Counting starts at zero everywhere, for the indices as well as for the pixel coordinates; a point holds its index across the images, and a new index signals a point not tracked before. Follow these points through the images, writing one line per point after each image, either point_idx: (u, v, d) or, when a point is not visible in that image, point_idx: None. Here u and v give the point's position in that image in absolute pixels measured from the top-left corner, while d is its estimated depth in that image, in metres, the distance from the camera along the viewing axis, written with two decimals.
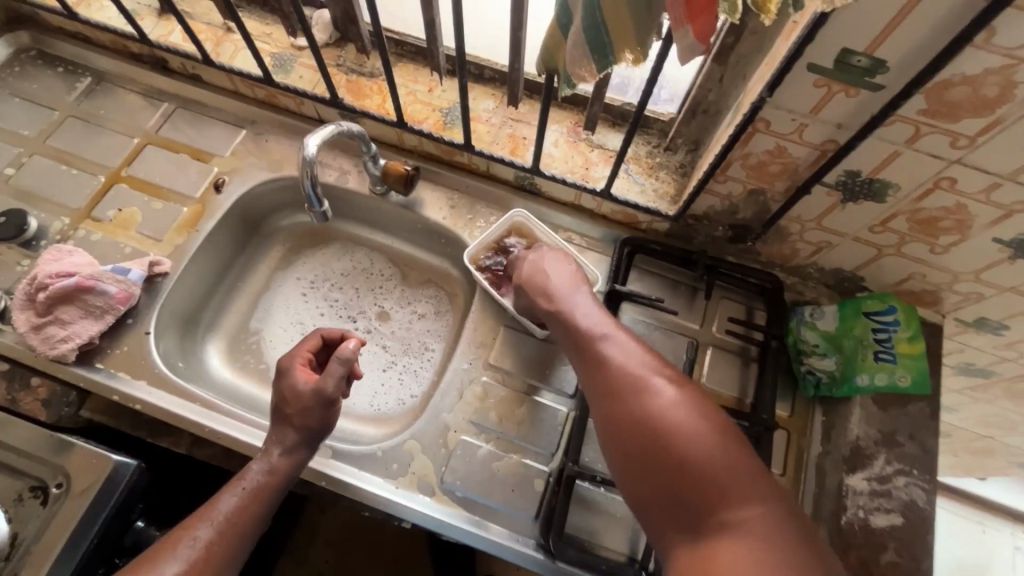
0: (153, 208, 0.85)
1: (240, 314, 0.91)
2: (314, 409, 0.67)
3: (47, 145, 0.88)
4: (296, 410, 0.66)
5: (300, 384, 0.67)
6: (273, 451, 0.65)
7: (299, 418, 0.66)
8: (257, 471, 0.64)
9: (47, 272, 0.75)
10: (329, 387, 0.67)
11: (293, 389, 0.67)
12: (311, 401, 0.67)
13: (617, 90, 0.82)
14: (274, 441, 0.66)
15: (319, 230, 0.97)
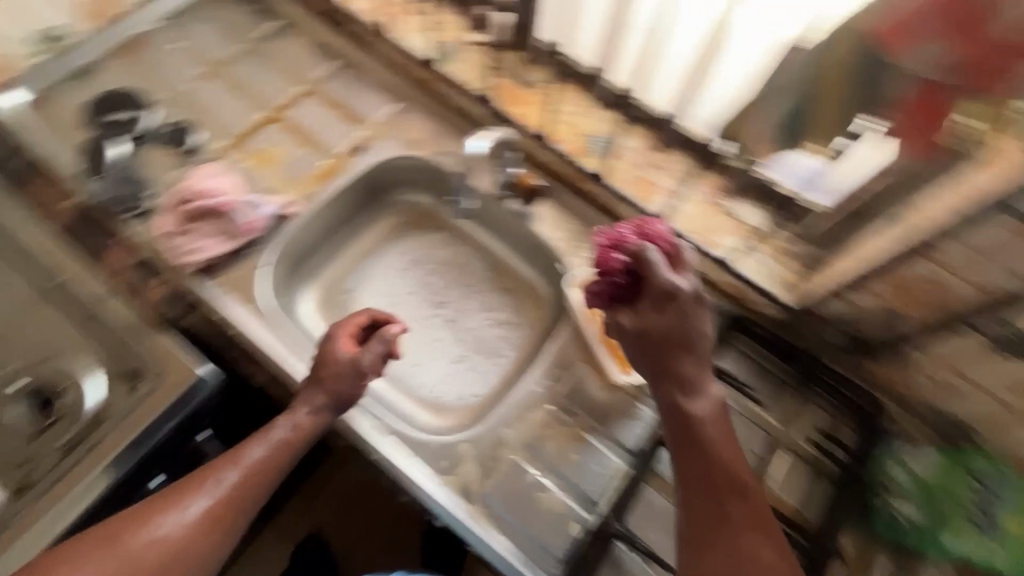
0: (296, 153, 0.92)
1: (339, 270, 0.95)
2: (347, 378, 0.68)
3: (224, 73, 0.96)
4: (330, 374, 0.68)
5: (337, 357, 0.69)
6: (299, 410, 0.67)
7: (331, 383, 0.68)
8: (283, 428, 0.65)
9: (199, 188, 0.82)
10: (365, 360, 0.69)
11: (333, 355, 0.69)
12: (346, 372, 0.69)
13: (762, 168, 0.75)
14: (303, 400, 0.67)
15: (430, 212, 1.00)
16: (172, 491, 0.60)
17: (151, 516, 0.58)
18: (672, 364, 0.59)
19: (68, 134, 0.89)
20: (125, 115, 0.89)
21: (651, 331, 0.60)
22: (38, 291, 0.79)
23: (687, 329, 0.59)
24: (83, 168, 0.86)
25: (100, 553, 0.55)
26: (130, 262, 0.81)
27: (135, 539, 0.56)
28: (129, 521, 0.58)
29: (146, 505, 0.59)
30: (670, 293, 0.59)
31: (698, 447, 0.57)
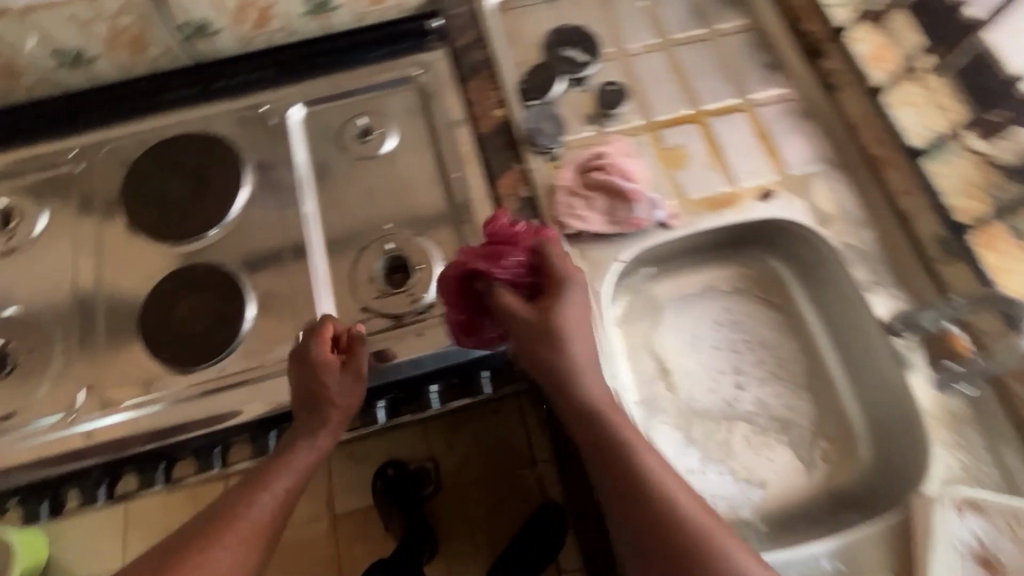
0: (704, 166, 0.85)
1: (663, 293, 0.89)
2: (351, 394, 0.69)
3: (674, 52, 0.92)
4: (336, 389, 0.68)
5: (336, 376, 0.68)
6: (319, 424, 0.67)
7: (338, 392, 0.68)
8: (314, 433, 0.66)
9: (619, 163, 0.78)
10: (317, 349, 0.68)
11: (326, 390, 0.67)
12: (301, 358, 0.68)
13: None
14: (314, 419, 0.67)
15: (780, 287, 0.88)
16: (230, 495, 0.61)
17: (238, 514, 0.59)
18: (621, 440, 0.59)
19: (519, 46, 0.93)
20: (576, 54, 0.88)
21: (531, 335, 0.64)
22: (435, 174, 0.85)
23: (572, 385, 0.62)
24: (519, 85, 0.88)
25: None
26: (517, 193, 0.81)
27: (209, 560, 0.55)
28: (205, 535, 0.57)
29: (196, 530, 0.58)
30: (542, 308, 0.64)
31: (632, 494, 0.56)
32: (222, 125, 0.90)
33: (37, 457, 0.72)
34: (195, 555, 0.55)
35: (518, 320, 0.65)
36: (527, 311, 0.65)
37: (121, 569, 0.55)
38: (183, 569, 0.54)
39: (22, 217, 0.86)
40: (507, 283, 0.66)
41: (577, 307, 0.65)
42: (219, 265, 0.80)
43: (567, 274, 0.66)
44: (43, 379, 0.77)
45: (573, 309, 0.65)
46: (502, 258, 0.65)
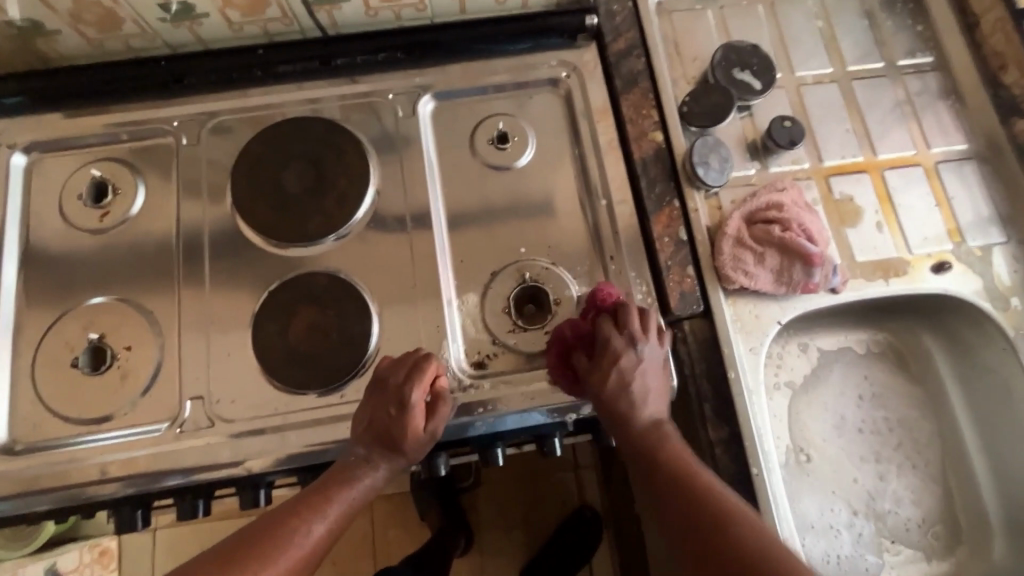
0: (876, 223, 0.77)
1: (801, 357, 0.85)
2: (421, 446, 0.64)
3: (850, 85, 0.83)
4: (411, 441, 0.64)
5: (417, 430, 0.64)
6: (378, 466, 0.64)
7: (411, 443, 0.64)
8: (370, 477, 0.64)
9: (799, 220, 0.71)
10: (414, 396, 0.63)
11: (410, 428, 0.63)
12: (378, 385, 0.65)
13: None
14: (382, 457, 0.64)
15: (915, 359, 0.86)
16: (272, 520, 0.59)
17: (280, 542, 0.58)
18: (682, 466, 0.59)
19: (679, 57, 0.83)
20: (749, 79, 0.78)
21: (645, 448, 0.61)
22: (581, 198, 0.76)
23: (661, 440, 0.61)
24: (680, 106, 0.79)
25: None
26: (673, 234, 0.73)
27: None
28: (246, 561, 0.56)
29: (234, 548, 0.57)
30: (659, 423, 0.63)
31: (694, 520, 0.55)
32: (342, 110, 0.81)
33: (146, 469, 0.67)
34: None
35: (623, 408, 0.62)
36: (643, 421, 0.63)
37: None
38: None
39: (116, 191, 0.77)
40: (638, 373, 0.63)
41: (661, 403, 0.64)
42: (339, 274, 0.73)
43: (660, 364, 0.65)
44: (143, 381, 0.71)
45: (652, 379, 0.63)
46: (634, 323, 0.64)
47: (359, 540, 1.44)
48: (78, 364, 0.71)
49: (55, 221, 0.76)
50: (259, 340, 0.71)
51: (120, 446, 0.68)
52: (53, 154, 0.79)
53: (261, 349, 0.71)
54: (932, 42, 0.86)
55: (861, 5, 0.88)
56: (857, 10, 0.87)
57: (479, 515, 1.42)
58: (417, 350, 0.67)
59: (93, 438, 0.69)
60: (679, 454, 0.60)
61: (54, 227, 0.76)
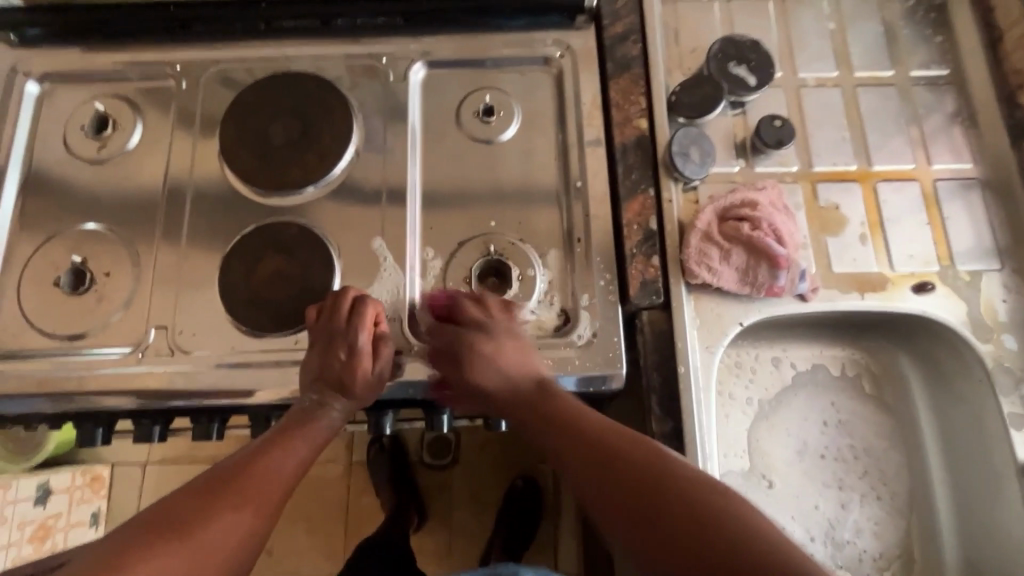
0: (860, 235, 0.74)
1: (773, 372, 0.82)
2: (371, 390, 0.66)
3: (854, 92, 0.80)
4: (361, 384, 0.65)
5: (365, 372, 0.65)
6: (337, 403, 0.64)
7: (361, 384, 0.65)
8: (335, 414, 0.64)
9: (771, 220, 0.69)
10: (360, 340, 0.65)
11: (358, 371, 0.65)
12: (325, 332, 0.66)
13: None
14: (337, 397, 0.64)
15: (893, 386, 0.83)
16: (241, 457, 0.57)
17: (259, 474, 0.55)
18: (570, 412, 0.60)
19: (677, 48, 0.81)
20: (744, 74, 0.77)
21: (532, 399, 0.63)
22: (556, 178, 0.76)
23: (548, 398, 0.62)
24: (670, 96, 0.78)
25: (165, 549, 0.46)
26: (643, 223, 0.72)
27: (228, 513, 0.50)
28: (223, 494, 0.52)
29: (202, 487, 0.52)
30: (542, 382, 0.65)
31: (601, 467, 0.54)
32: (337, 69, 0.82)
33: (106, 387, 0.70)
34: (230, 508, 0.51)
35: (504, 379, 0.66)
36: (525, 380, 0.65)
37: (121, 528, 0.48)
38: (199, 518, 0.49)
39: (116, 126, 0.81)
40: (504, 349, 0.66)
41: (540, 363, 0.67)
42: (309, 226, 0.75)
43: (530, 343, 0.68)
44: (116, 306, 0.74)
45: (508, 340, 0.66)
46: (504, 312, 0.69)
47: (331, 504, 1.48)
48: (59, 283, 0.75)
49: (58, 148, 0.81)
50: (226, 280, 0.73)
51: (86, 363, 0.72)
52: (66, 85, 0.84)
53: (227, 289, 0.73)
54: (950, 56, 0.82)
55: (879, 11, 0.84)
56: (873, 17, 0.84)
57: (452, 493, 1.49)
58: (358, 292, 0.69)
59: (63, 353, 0.73)
60: (566, 404, 0.61)
61: (57, 154, 0.81)
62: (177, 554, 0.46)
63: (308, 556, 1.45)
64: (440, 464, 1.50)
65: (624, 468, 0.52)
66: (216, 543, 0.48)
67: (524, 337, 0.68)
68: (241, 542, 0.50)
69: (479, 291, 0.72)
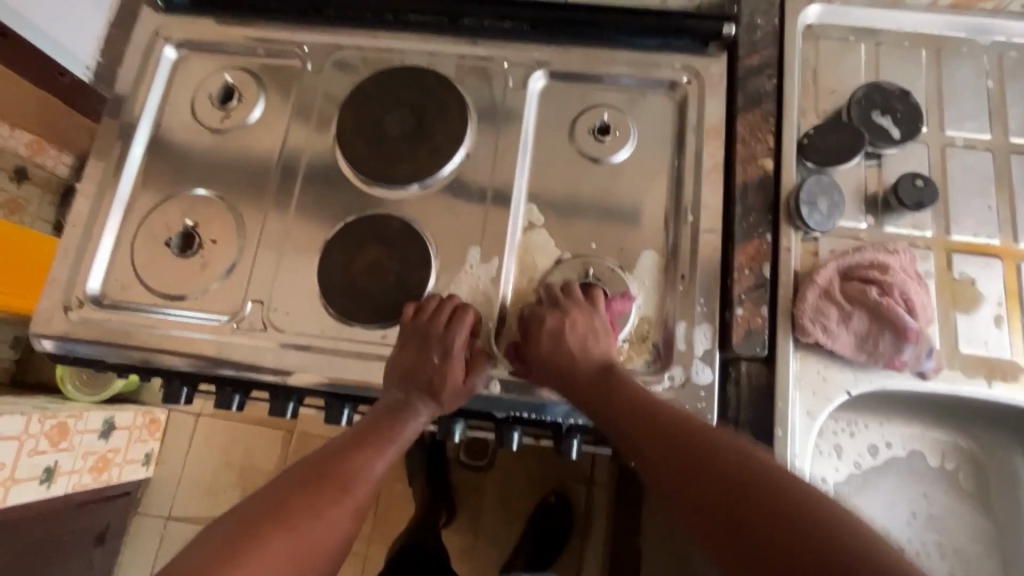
0: (994, 316, 0.68)
1: (865, 445, 0.77)
2: (457, 399, 0.65)
3: (1007, 160, 0.73)
4: (447, 391, 0.65)
5: (457, 381, 0.65)
6: (424, 407, 0.64)
7: (447, 392, 0.65)
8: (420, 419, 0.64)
9: (903, 288, 0.64)
10: (455, 346, 0.65)
11: (446, 378, 0.64)
12: (421, 336, 0.66)
13: None
14: (422, 400, 0.64)
15: (998, 483, 0.76)
16: (337, 450, 0.57)
17: (353, 472, 0.56)
18: (642, 401, 0.58)
19: (814, 88, 0.77)
20: (888, 126, 0.71)
21: (600, 388, 0.61)
22: (668, 209, 0.73)
23: (617, 385, 0.60)
24: (801, 138, 0.73)
25: (275, 541, 0.47)
26: (756, 269, 0.68)
27: (330, 509, 0.52)
28: (322, 488, 0.53)
29: (308, 477, 0.54)
30: (607, 367, 0.63)
31: (688, 458, 0.50)
32: (456, 68, 0.82)
33: (200, 351, 0.73)
34: (328, 505, 0.52)
35: (564, 353, 0.64)
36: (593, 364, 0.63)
37: (239, 509, 0.50)
38: (307, 512, 0.51)
39: (240, 98, 0.83)
40: (568, 328, 0.64)
41: (609, 346, 0.65)
42: (411, 223, 0.75)
43: (600, 326, 0.65)
44: (219, 274, 0.77)
45: (581, 320, 0.65)
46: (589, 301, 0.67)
47: None
48: (170, 243, 0.78)
49: (184, 113, 0.84)
50: (325, 264, 0.74)
51: (184, 324, 0.75)
52: (198, 54, 0.87)
53: (324, 273, 0.74)
54: None
55: None
56: None
57: (484, 497, 1.48)
58: (454, 298, 0.69)
59: (165, 312, 0.75)
60: (637, 395, 0.59)
61: (182, 118, 0.84)
62: (290, 542, 0.48)
63: None
64: (476, 465, 1.49)
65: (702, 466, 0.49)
66: (321, 533, 0.50)
67: (600, 324, 0.65)
68: (338, 537, 0.51)
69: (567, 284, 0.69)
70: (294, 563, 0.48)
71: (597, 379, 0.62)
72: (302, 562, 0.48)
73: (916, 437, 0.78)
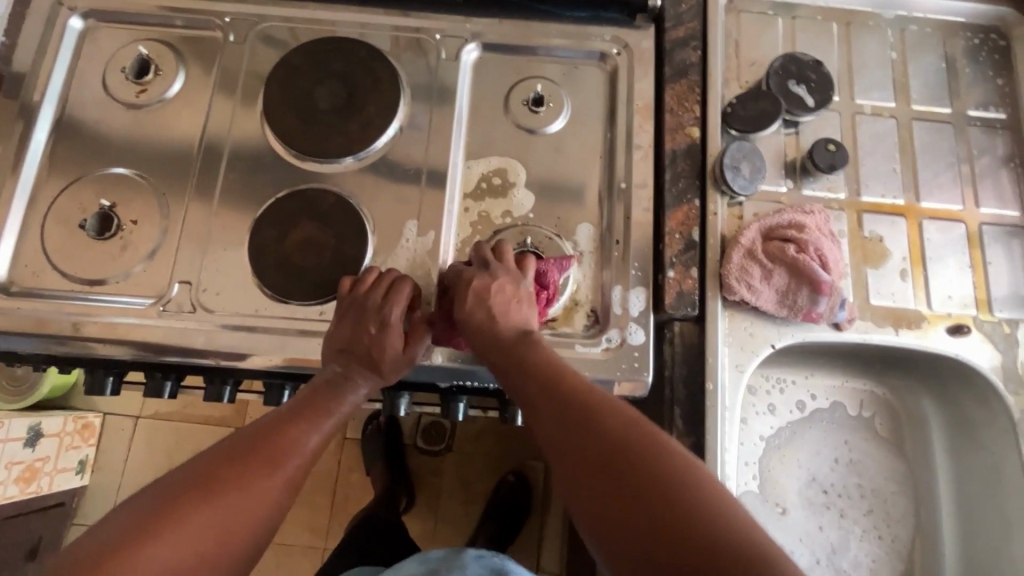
0: (900, 270, 0.73)
1: (792, 399, 0.82)
2: (399, 370, 0.65)
3: (909, 126, 0.79)
4: (387, 362, 0.64)
5: (396, 351, 0.64)
6: (362, 379, 0.63)
7: (387, 364, 0.64)
8: (358, 391, 0.63)
9: (818, 245, 0.68)
10: (392, 317, 0.64)
11: (385, 350, 0.64)
12: (356, 309, 0.65)
13: None
14: (362, 373, 0.63)
15: (909, 426, 0.83)
16: (269, 424, 0.56)
17: (284, 444, 0.54)
18: (550, 366, 0.56)
19: (737, 59, 0.80)
20: (803, 94, 0.75)
21: (511, 356, 0.59)
22: (602, 178, 0.74)
23: (534, 350, 0.59)
24: (725, 107, 0.76)
25: (194, 514, 0.46)
26: (685, 233, 0.71)
27: (255, 482, 0.50)
28: (251, 461, 0.51)
29: (231, 453, 0.52)
30: (526, 333, 0.62)
31: (587, 431, 0.49)
32: (388, 41, 0.81)
33: (124, 337, 0.69)
34: (256, 477, 0.50)
35: (483, 315, 0.63)
36: (510, 328, 0.62)
37: (156, 486, 0.48)
38: (229, 486, 0.49)
39: (158, 72, 0.79)
40: (496, 290, 0.63)
41: (529, 315, 0.64)
42: (345, 197, 0.73)
43: (526, 294, 0.64)
44: (141, 256, 0.73)
45: (509, 286, 0.64)
46: (499, 257, 0.66)
47: (321, 480, 1.47)
48: (85, 226, 0.73)
49: (95, 89, 0.79)
50: (256, 242, 0.72)
51: (103, 310, 0.71)
52: (108, 25, 0.82)
53: (255, 251, 0.72)
54: (1009, 100, 0.81)
55: (942, 45, 0.83)
56: (936, 50, 0.82)
57: (442, 481, 1.48)
58: (393, 272, 0.69)
59: (82, 298, 0.71)
60: (551, 363, 0.57)
61: (93, 94, 0.79)
62: (209, 517, 0.46)
63: (292, 528, 1.44)
64: (433, 450, 1.49)
65: (605, 448, 0.47)
66: (247, 505, 0.49)
67: (525, 290, 0.65)
68: (267, 508, 0.50)
69: (494, 243, 0.68)
70: (215, 537, 0.46)
71: (500, 352, 0.60)
72: (224, 536, 0.47)
73: (839, 389, 0.84)
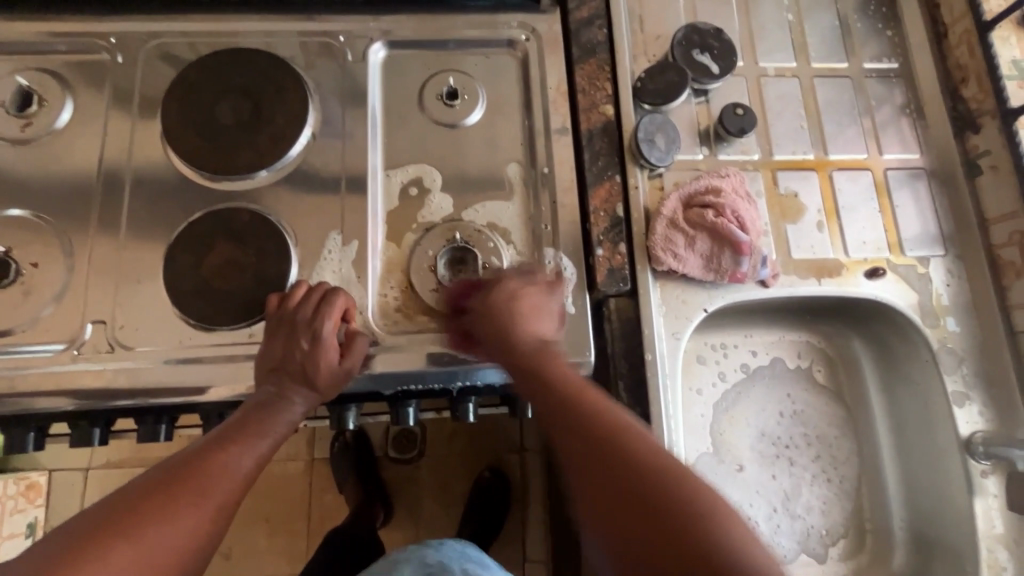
0: (816, 222, 0.76)
1: (735, 359, 0.85)
2: (338, 384, 0.63)
3: (813, 84, 0.82)
4: (323, 375, 0.62)
5: (331, 363, 0.63)
6: (299, 397, 0.61)
7: (324, 378, 0.62)
8: (296, 408, 0.61)
9: (734, 206, 0.70)
10: (325, 329, 0.63)
11: (319, 363, 0.62)
12: (286, 325, 0.63)
13: None
14: (299, 391, 0.62)
15: (845, 370, 0.87)
16: (196, 450, 0.54)
17: (212, 471, 0.52)
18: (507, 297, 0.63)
19: (643, 34, 0.81)
20: (708, 62, 0.77)
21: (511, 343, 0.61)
22: (523, 164, 0.74)
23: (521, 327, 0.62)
24: (635, 82, 0.78)
25: (108, 554, 0.43)
26: (610, 210, 0.72)
27: (178, 513, 0.48)
28: (174, 490, 0.49)
29: (152, 484, 0.49)
30: (545, 342, 0.61)
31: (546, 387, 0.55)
32: (292, 47, 0.78)
33: (36, 388, 0.65)
34: (181, 508, 0.48)
35: (514, 316, 0.62)
36: (534, 338, 0.61)
37: (75, 521, 0.46)
38: (151, 517, 0.46)
39: (42, 103, 0.74)
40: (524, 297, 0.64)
41: (548, 326, 0.63)
42: (261, 213, 0.71)
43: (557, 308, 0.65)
44: (46, 299, 0.68)
45: (535, 296, 0.64)
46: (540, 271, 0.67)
47: (292, 505, 1.43)
48: None
49: None
50: (171, 270, 0.69)
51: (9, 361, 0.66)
52: None
53: (172, 280, 0.68)
54: (901, 51, 0.85)
55: (835, 3, 0.86)
56: (830, 9, 0.86)
57: (418, 486, 1.47)
58: (322, 284, 0.67)
59: None
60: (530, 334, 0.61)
61: None
62: (130, 551, 0.44)
63: (266, 559, 1.39)
64: (406, 457, 1.48)
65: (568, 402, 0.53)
66: (169, 537, 0.46)
67: (552, 304, 0.65)
68: (192, 539, 0.47)
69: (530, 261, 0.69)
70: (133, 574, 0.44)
71: (531, 357, 0.59)
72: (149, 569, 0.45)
73: (777, 344, 0.87)
